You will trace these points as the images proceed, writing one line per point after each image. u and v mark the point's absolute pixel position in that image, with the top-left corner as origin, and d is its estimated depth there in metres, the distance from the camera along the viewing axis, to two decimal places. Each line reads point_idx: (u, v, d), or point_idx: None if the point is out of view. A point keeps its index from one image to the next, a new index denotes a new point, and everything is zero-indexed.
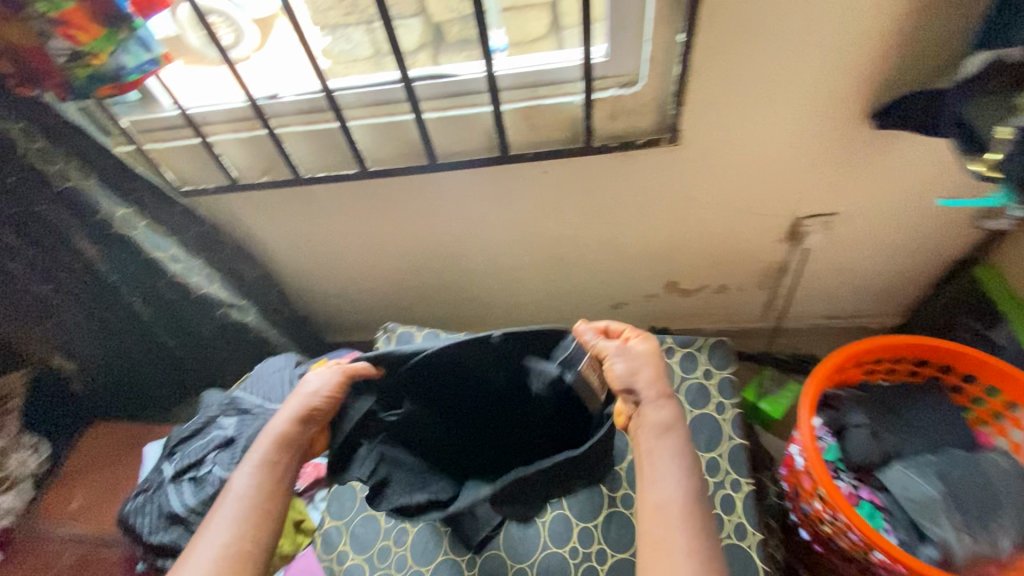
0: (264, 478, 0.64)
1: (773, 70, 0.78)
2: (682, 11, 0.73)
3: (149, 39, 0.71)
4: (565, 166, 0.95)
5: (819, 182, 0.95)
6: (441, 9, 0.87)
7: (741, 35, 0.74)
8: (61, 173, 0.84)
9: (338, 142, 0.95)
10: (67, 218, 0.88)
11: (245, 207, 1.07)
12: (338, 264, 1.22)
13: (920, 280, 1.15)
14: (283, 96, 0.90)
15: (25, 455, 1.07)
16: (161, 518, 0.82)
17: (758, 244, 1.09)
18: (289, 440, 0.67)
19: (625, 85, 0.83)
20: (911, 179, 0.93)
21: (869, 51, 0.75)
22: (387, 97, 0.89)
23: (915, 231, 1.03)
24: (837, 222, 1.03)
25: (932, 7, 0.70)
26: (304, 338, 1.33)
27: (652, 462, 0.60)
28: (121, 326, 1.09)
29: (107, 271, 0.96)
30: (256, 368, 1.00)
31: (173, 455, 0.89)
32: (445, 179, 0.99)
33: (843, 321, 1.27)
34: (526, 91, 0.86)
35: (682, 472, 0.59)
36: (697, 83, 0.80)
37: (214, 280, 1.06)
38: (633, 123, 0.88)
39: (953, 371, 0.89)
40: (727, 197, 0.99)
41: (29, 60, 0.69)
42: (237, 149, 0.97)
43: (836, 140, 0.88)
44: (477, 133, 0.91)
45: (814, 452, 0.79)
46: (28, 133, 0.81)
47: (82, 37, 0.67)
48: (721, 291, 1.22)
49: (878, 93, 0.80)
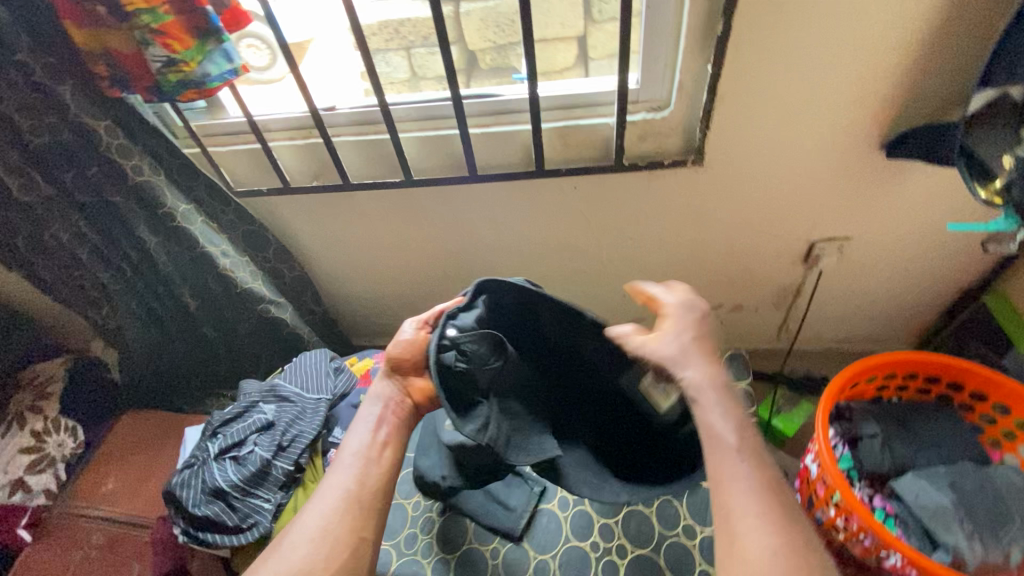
0: (371, 436, 0.74)
1: (793, 101, 0.85)
2: (710, 45, 0.81)
3: (232, 51, 0.78)
4: (595, 183, 1.02)
5: (835, 207, 1.01)
6: (476, 40, 1.12)
7: (765, 69, 0.82)
8: (136, 167, 0.91)
9: (386, 153, 1.03)
10: (136, 209, 0.95)
11: (293, 210, 1.15)
12: (373, 269, 1.28)
13: (930, 307, 1.20)
14: (340, 108, 0.99)
15: (62, 438, 1.11)
16: (204, 494, 0.85)
17: (775, 265, 1.14)
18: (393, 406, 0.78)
19: (654, 109, 0.91)
20: (921, 207, 0.99)
21: (882, 87, 0.82)
22: (435, 112, 0.97)
23: (925, 257, 1.09)
24: (851, 246, 1.08)
25: (941, 49, 0.77)
26: (333, 339, 1.39)
27: (703, 421, 0.62)
28: (168, 317, 1.14)
29: (165, 262, 1.02)
30: (294, 361, 1.06)
31: (217, 435, 0.93)
32: (482, 190, 1.06)
33: (855, 345, 1.31)
34: (562, 112, 0.94)
35: (731, 418, 0.62)
36: (723, 111, 0.87)
37: (258, 279, 1.12)
38: (661, 144, 0.95)
39: (964, 390, 0.92)
40: (747, 218, 1.05)
41: (125, 64, 0.77)
42: (292, 155, 1.06)
43: (851, 168, 0.94)
44: (515, 149, 0.99)
45: (829, 458, 0.82)
46: (112, 130, 0.87)
47: (175, 47, 0.74)
48: (738, 310, 1.27)
49: (891, 125, 0.87)
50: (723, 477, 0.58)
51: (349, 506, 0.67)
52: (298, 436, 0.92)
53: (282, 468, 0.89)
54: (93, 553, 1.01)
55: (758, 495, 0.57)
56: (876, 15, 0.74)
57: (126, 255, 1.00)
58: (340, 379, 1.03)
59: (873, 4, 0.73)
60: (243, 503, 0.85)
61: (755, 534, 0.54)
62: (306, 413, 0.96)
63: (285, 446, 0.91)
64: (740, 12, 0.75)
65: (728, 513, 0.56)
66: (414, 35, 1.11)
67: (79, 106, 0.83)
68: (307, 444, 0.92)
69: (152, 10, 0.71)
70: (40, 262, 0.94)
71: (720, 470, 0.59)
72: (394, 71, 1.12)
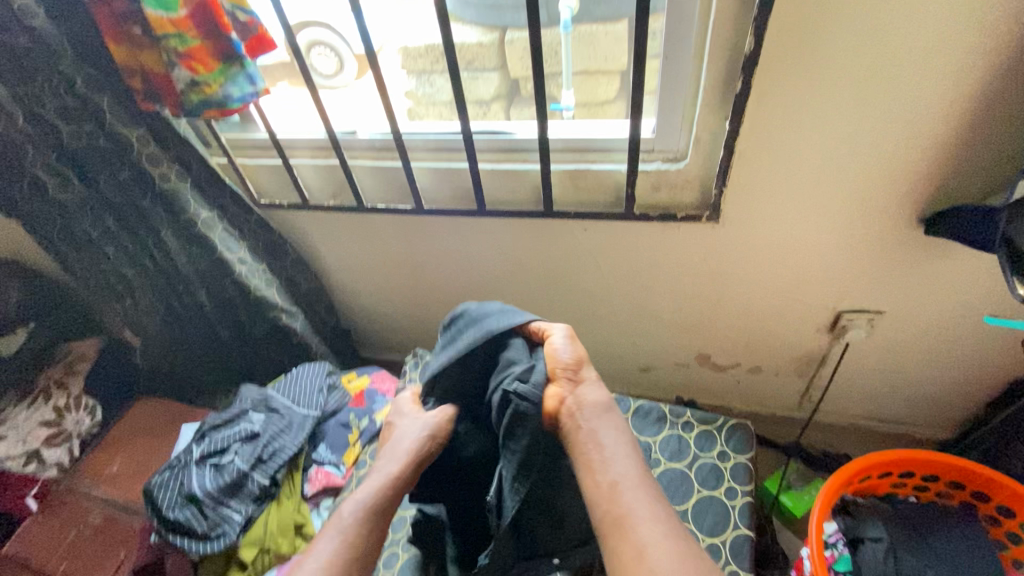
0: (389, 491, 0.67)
1: (819, 165, 0.79)
2: (729, 102, 0.77)
3: (255, 75, 0.82)
4: (605, 227, 0.99)
5: (865, 279, 0.93)
6: (518, 68, 1.12)
7: (786, 131, 0.76)
8: (164, 175, 0.97)
9: (400, 179, 1.04)
10: (161, 213, 1.01)
11: (311, 225, 1.18)
12: (385, 287, 1.30)
13: (974, 397, 1.07)
14: (360, 133, 1.01)
15: (80, 416, 1.16)
16: (180, 497, 0.88)
17: (796, 330, 1.06)
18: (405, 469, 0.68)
19: (670, 160, 0.87)
20: (965, 290, 0.89)
21: (919, 160, 0.75)
22: (449, 144, 0.98)
23: (968, 344, 0.98)
24: (883, 320, 0.99)
25: (988, 126, 0.70)
26: (342, 350, 1.41)
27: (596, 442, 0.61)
28: (185, 315, 1.18)
29: (184, 265, 1.07)
30: (294, 370, 1.09)
31: (202, 438, 0.96)
32: (491, 223, 1.05)
33: (886, 426, 1.20)
34: (575, 155, 0.92)
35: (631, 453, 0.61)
36: (740, 170, 0.83)
37: (272, 285, 1.16)
38: (675, 196, 0.91)
39: (991, 500, 0.82)
40: (766, 279, 0.99)
41: (156, 82, 0.83)
42: (312, 173, 1.09)
43: (883, 240, 0.87)
44: (525, 186, 0.98)
45: (819, 558, 0.75)
46: (143, 139, 0.94)
47: (200, 70, 0.78)
48: (755, 372, 1.19)
49: (930, 201, 0.79)
50: (620, 486, 0.57)
51: (375, 531, 0.63)
52: (279, 450, 0.95)
53: (257, 481, 0.91)
54: (86, 533, 1.05)
55: (667, 534, 0.53)
56: (914, 83, 0.68)
57: (149, 253, 1.05)
58: (331, 397, 1.06)
59: (912, 73, 0.67)
60: (215, 511, 0.87)
61: (643, 530, 0.53)
62: (291, 428, 0.98)
63: (264, 458, 0.93)
64: (762, 71, 0.71)
65: (630, 528, 0.54)
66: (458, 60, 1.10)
67: (115, 116, 0.89)
68: (287, 459, 0.94)
69: (180, 34, 0.75)
70: (70, 254, 0.97)
71: (603, 467, 0.60)
72: (436, 92, 1.13)
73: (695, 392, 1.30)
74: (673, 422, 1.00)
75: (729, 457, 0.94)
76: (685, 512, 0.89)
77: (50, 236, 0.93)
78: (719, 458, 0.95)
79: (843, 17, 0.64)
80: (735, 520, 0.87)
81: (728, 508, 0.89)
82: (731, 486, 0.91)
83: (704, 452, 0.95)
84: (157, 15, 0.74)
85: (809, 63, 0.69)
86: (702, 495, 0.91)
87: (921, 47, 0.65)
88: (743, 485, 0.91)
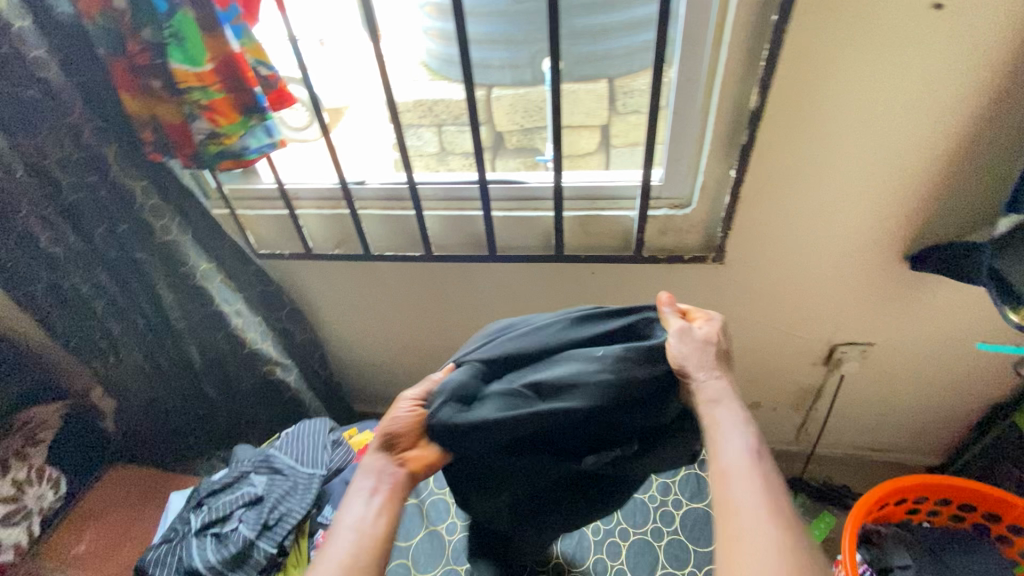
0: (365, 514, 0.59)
1: (816, 209, 0.86)
2: (734, 152, 0.83)
3: (274, 128, 0.84)
4: (613, 271, 1.02)
5: (857, 314, 0.99)
6: (506, 123, 1.18)
7: (787, 179, 0.83)
8: (165, 228, 0.94)
9: (409, 228, 1.05)
10: (158, 267, 0.97)
11: (311, 275, 1.16)
12: (382, 337, 1.27)
13: (957, 422, 1.14)
14: (370, 182, 1.03)
15: (43, 490, 1.00)
16: (179, 572, 0.83)
17: (794, 366, 1.11)
18: (389, 483, 0.61)
19: (676, 207, 0.93)
20: (946, 320, 0.97)
21: (904, 204, 0.84)
22: (461, 193, 1.00)
23: (951, 371, 1.05)
24: (874, 352, 1.05)
25: (962, 174, 0.79)
26: (333, 406, 1.34)
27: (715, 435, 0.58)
28: (173, 375, 1.10)
29: (178, 319, 1.02)
30: (293, 427, 1.03)
31: (200, 507, 0.91)
32: (499, 270, 1.06)
33: (879, 455, 1.25)
34: (585, 202, 0.96)
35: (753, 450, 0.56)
36: (744, 215, 0.89)
37: (267, 338, 1.11)
38: (681, 240, 0.95)
39: (1002, 521, 0.90)
40: (767, 317, 1.03)
41: (171, 134, 0.82)
42: (318, 223, 1.08)
43: (873, 276, 0.93)
44: (536, 233, 1.00)
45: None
46: (147, 191, 0.91)
47: (221, 121, 0.79)
48: (755, 408, 1.21)
49: (914, 241, 0.87)
50: (731, 476, 0.54)
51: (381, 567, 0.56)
52: (286, 515, 0.89)
53: (264, 551, 0.85)
54: None
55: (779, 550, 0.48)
56: (898, 136, 0.77)
57: (140, 308, 1.00)
58: (337, 453, 0.99)
59: (896, 126, 0.76)
60: None
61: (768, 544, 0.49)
62: (297, 489, 0.93)
63: (270, 525, 0.87)
64: (766, 124, 0.78)
65: (732, 518, 0.52)
66: (447, 114, 1.18)
67: (120, 168, 0.87)
68: (294, 524, 0.88)
69: (204, 88, 0.76)
70: (54, 312, 0.92)
71: (726, 480, 0.55)
72: (424, 144, 1.21)
73: None
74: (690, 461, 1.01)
75: None
76: None
77: (35, 294, 0.89)
78: None
79: (837, 79, 0.73)
80: None
81: None
82: None
83: None
84: (183, 70, 0.74)
85: (807, 117, 0.77)
86: None
87: (903, 104, 0.74)
88: None
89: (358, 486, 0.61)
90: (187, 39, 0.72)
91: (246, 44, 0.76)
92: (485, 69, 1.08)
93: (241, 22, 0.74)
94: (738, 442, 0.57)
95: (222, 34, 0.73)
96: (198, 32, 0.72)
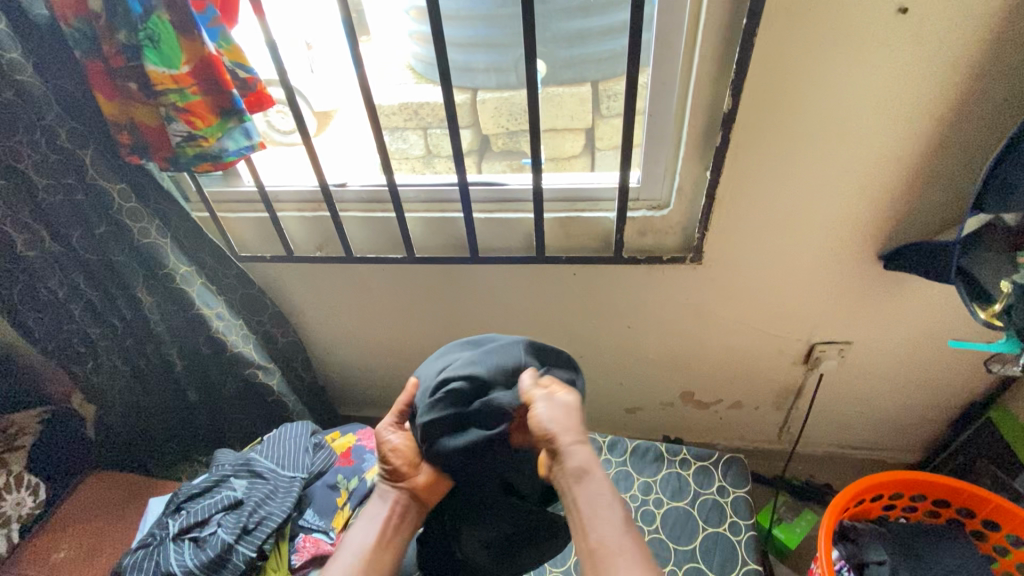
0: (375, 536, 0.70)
1: (790, 210, 0.88)
2: (709, 154, 0.85)
3: (252, 130, 0.82)
4: (595, 273, 1.02)
5: (834, 313, 1.01)
6: (492, 126, 1.18)
7: (760, 180, 0.85)
8: (143, 230, 0.93)
9: (391, 230, 1.05)
10: (136, 269, 0.96)
11: (294, 278, 1.16)
12: (367, 340, 1.27)
13: (936, 419, 1.16)
14: (351, 185, 1.04)
15: (22, 496, 0.99)
16: None
17: (774, 365, 1.12)
18: (396, 509, 0.71)
19: (655, 208, 0.94)
20: (921, 318, 0.99)
21: (876, 205, 0.85)
22: (443, 195, 1.01)
23: (927, 368, 1.07)
24: (852, 350, 1.06)
25: (931, 174, 0.81)
26: (318, 409, 1.34)
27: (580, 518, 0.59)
28: (153, 378, 1.09)
29: (157, 323, 1.01)
30: (274, 432, 1.04)
31: (179, 511, 0.91)
32: (482, 271, 1.07)
33: (858, 453, 1.26)
34: (565, 204, 0.97)
35: (613, 510, 0.59)
36: (721, 216, 0.90)
37: (249, 342, 1.10)
38: (660, 241, 0.97)
39: (976, 516, 0.91)
40: (746, 316, 1.04)
41: (148, 136, 0.82)
42: (299, 226, 1.08)
43: (848, 275, 0.95)
44: (517, 234, 1.01)
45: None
46: (125, 193, 0.90)
47: (198, 123, 0.79)
48: (737, 408, 1.22)
49: (887, 241, 0.89)
50: (602, 552, 0.56)
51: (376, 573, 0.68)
52: (266, 518, 0.88)
53: (243, 555, 0.84)
54: None
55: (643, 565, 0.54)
56: (867, 138, 0.78)
57: (119, 311, 0.98)
58: (318, 456, 1.02)
59: (865, 127, 0.77)
60: None
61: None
62: (277, 493, 0.93)
63: (250, 528, 0.87)
64: (739, 127, 0.79)
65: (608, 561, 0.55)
66: (431, 117, 1.18)
67: (96, 169, 0.86)
68: (275, 527, 0.88)
69: (180, 90, 0.76)
70: (30, 315, 0.90)
71: (604, 556, 0.56)
72: (410, 147, 1.20)
73: (680, 432, 1.31)
74: (671, 460, 1.02)
75: (728, 492, 0.97)
76: (693, 551, 0.91)
77: (12, 298, 0.88)
78: (719, 494, 0.97)
79: (806, 81, 0.74)
80: (743, 555, 0.89)
81: (734, 543, 0.91)
82: (734, 521, 0.93)
83: (705, 489, 0.98)
84: (159, 72, 0.74)
85: (779, 120, 0.78)
86: (707, 533, 0.93)
87: (872, 106, 0.75)
88: (745, 520, 0.93)
89: (371, 510, 0.72)
90: (163, 42, 0.73)
91: (223, 47, 0.77)
92: (469, 72, 1.10)
93: (219, 24, 0.75)
94: (605, 505, 0.59)
95: (198, 36, 0.74)
96: (174, 34, 0.73)
